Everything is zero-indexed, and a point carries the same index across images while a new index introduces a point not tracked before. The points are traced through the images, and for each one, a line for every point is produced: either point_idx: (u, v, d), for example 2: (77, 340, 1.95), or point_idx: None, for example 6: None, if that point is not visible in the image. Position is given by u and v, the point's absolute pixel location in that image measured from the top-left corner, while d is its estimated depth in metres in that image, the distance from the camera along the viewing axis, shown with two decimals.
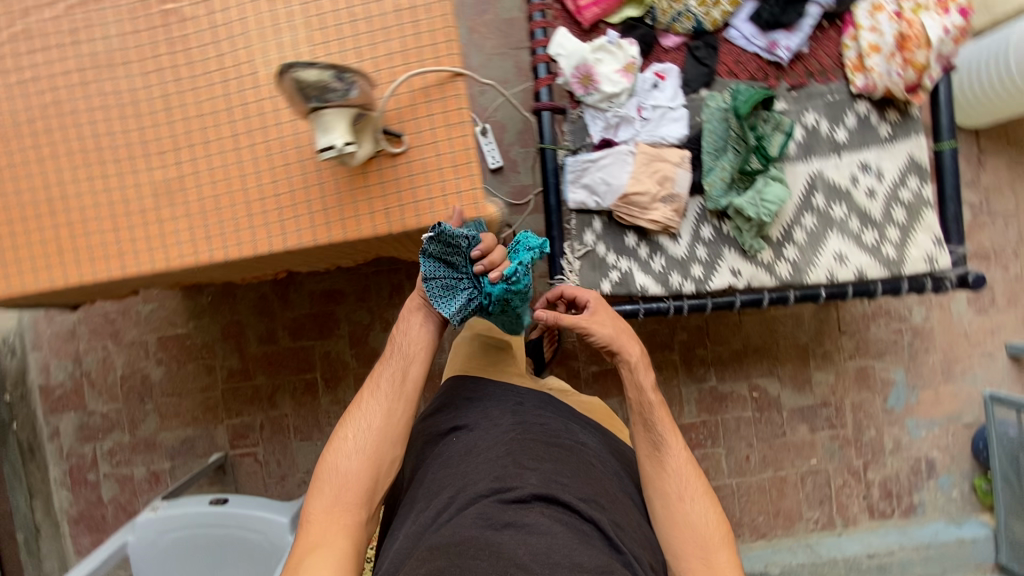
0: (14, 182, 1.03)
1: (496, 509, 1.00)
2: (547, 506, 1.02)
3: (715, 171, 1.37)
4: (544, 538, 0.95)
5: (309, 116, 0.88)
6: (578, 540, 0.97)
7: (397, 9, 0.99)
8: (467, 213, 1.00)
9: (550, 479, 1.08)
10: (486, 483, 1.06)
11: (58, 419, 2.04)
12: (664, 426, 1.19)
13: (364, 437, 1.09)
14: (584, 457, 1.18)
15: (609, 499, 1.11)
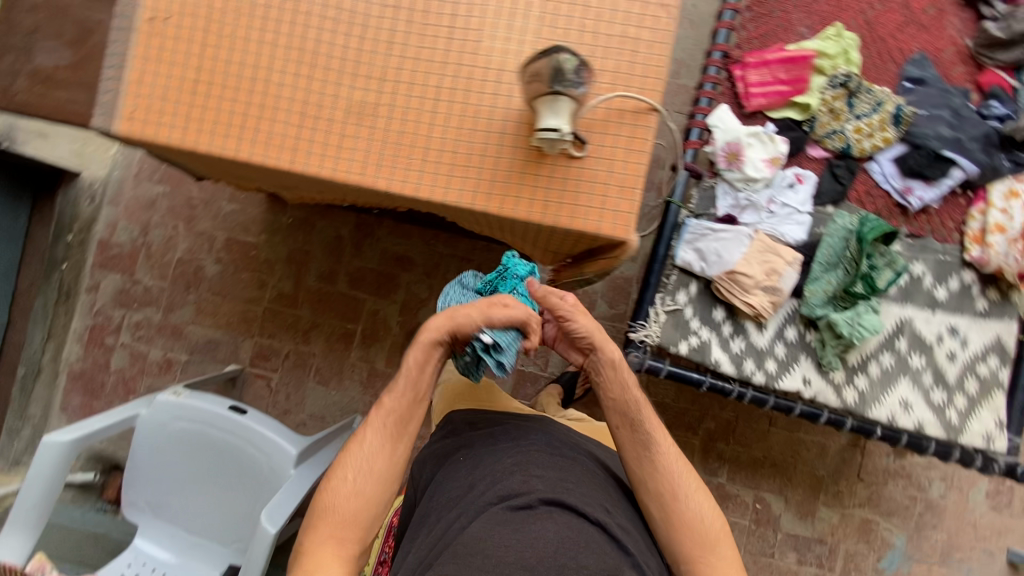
0: (227, 51, 1.09)
1: (502, 516, 1.03)
2: (555, 509, 1.05)
3: (820, 280, 1.43)
4: (553, 538, 0.99)
5: (545, 97, 0.91)
6: (585, 539, 1.01)
7: (624, 37, 1.07)
8: (617, 231, 1.05)
9: (555, 483, 1.10)
10: (493, 492, 1.09)
11: (103, 275, 2.05)
12: (651, 425, 1.21)
13: (362, 482, 1.10)
14: (580, 465, 1.21)
15: (610, 504, 1.15)
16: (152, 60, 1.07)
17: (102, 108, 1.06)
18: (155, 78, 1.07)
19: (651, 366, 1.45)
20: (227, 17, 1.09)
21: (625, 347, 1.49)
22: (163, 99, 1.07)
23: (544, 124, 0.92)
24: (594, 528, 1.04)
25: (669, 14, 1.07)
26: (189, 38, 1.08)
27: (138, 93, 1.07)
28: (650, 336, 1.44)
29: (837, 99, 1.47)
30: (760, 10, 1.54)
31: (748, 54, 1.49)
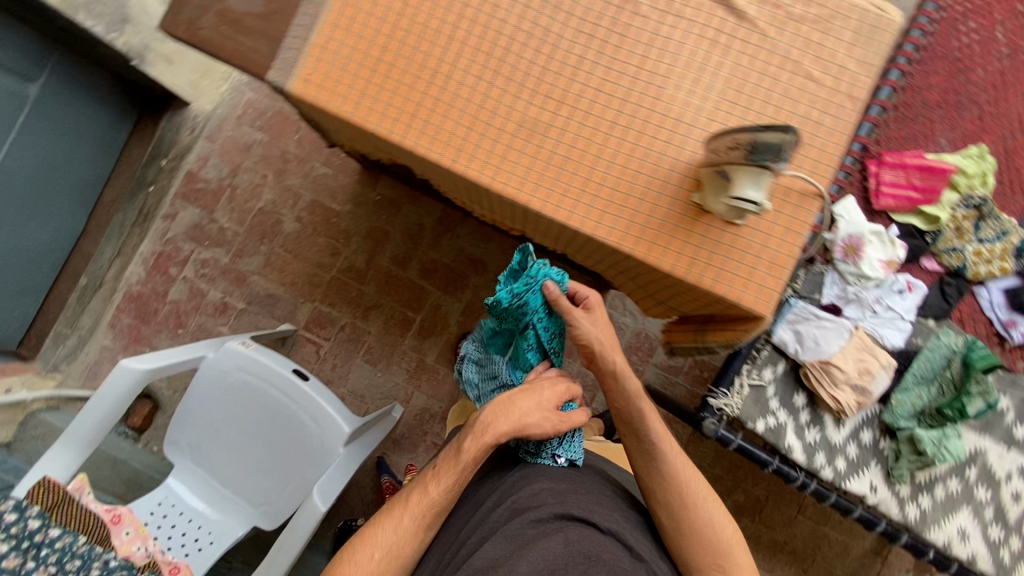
0: (414, 37, 1.07)
1: (513, 532, 1.12)
2: (564, 522, 1.13)
3: (910, 391, 1.42)
4: (561, 550, 1.07)
5: (753, 171, 0.87)
6: (593, 549, 1.09)
7: (806, 117, 1.07)
8: (756, 305, 1.04)
9: (560, 495, 1.18)
10: (504, 510, 1.18)
11: (182, 206, 2.04)
12: (655, 433, 1.26)
13: (389, 558, 1.14)
14: (585, 474, 1.28)
15: (620, 510, 1.23)
16: (341, 30, 1.06)
17: (281, 65, 1.06)
18: (339, 48, 1.07)
19: (722, 436, 1.44)
20: (422, 4, 1.08)
21: (698, 410, 1.47)
22: (342, 71, 1.07)
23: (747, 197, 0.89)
24: (601, 539, 1.12)
25: (855, 106, 1.07)
26: (381, 16, 1.07)
27: (320, 59, 1.06)
28: (729, 405, 1.43)
29: (965, 219, 1.47)
30: (907, 112, 1.53)
31: (887, 153, 1.49)
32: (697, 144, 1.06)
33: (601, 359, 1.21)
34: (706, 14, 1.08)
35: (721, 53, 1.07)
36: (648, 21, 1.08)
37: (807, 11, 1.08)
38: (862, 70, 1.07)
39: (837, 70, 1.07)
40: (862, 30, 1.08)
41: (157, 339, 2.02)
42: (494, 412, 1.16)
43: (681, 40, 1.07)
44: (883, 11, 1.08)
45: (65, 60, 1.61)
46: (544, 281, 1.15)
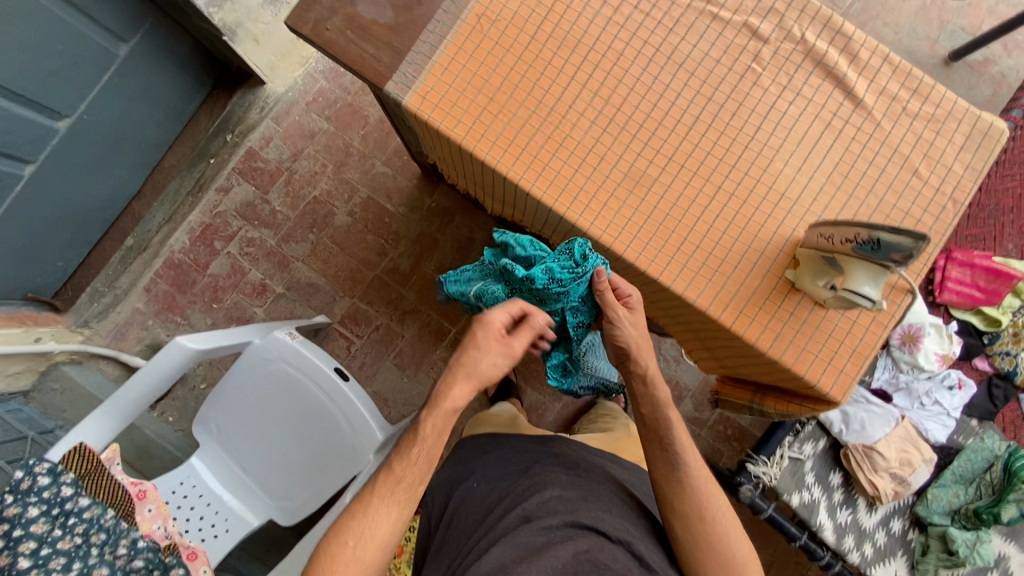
0: (536, 73, 1.07)
1: (521, 539, 1.02)
2: (571, 529, 1.03)
3: (946, 487, 1.43)
4: (568, 557, 0.97)
5: (873, 268, 0.87)
6: (602, 555, 0.99)
7: (907, 212, 1.08)
8: (834, 390, 1.04)
9: (567, 503, 1.10)
10: (512, 517, 1.09)
11: (237, 182, 2.04)
12: (680, 442, 1.11)
13: (366, 550, 0.95)
14: (591, 481, 1.18)
15: (632, 521, 1.11)
16: (466, 54, 1.07)
17: (402, 78, 1.07)
18: (460, 71, 1.07)
19: (755, 503, 1.43)
20: (549, 41, 1.08)
21: (735, 474, 1.45)
22: (459, 93, 1.07)
23: (863, 290, 0.90)
24: (610, 547, 1.02)
25: (956, 209, 1.08)
26: (506, 47, 1.08)
27: (441, 79, 1.07)
28: (768, 474, 1.42)
29: None
30: (979, 213, 1.58)
31: (958, 249, 1.51)
32: (797, 222, 1.07)
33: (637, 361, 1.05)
34: (823, 97, 1.09)
35: (833, 136, 1.09)
36: (766, 94, 1.09)
37: (922, 110, 1.10)
38: (968, 175, 1.09)
39: (943, 171, 1.09)
40: (973, 136, 1.09)
41: (190, 310, 2.00)
42: (447, 381, 0.93)
43: (795, 118, 1.09)
44: (995, 121, 1.10)
45: (158, 25, 1.60)
46: (594, 268, 1.01)
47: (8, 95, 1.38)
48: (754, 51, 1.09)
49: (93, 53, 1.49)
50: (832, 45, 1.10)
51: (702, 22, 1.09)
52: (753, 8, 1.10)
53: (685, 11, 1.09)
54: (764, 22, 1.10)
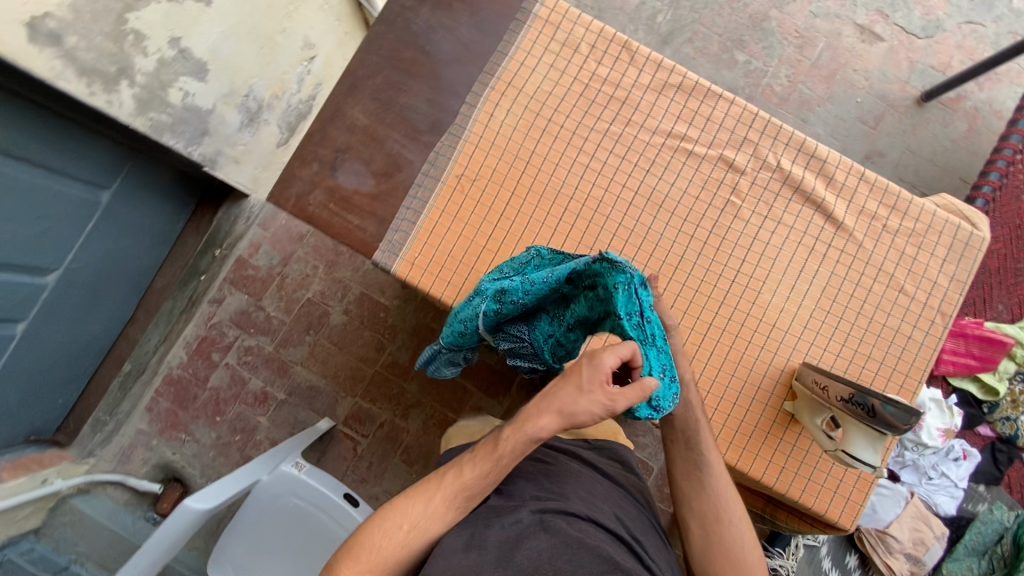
0: (521, 228, 1.10)
1: (497, 534, 0.89)
2: (547, 518, 0.93)
3: (960, 561, 1.46)
4: (546, 549, 0.87)
5: (873, 436, 0.86)
6: (583, 540, 0.90)
7: (897, 330, 1.10)
8: (843, 519, 1.05)
9: (540, 494, 0.99)
10: (483, 510, 0.96)
11: (229, 293, 2.07)
12: (708, 443, 0.97)
13: (417, 537, 0.88)
14: (570, 469, 1.09)
15: (619, 510, 1.04)
16: (449, 216, 1.09)
17: (389, 246, 1.08)
18: (446, 233, 1.09)
19: None
20: (530, 196, 1.10)
21: None
22: (448, 255, 1.08)
23: (859, 453, 0.89)
24: (593, 531, 0.93)
25: (945, 321, 1.10)
26: (489, 205, 1.10)
27: (428, 243, 1.08)
28: (785, 567, 1.43)
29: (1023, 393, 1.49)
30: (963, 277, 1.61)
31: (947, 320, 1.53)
32: (790, 353, 1.09)
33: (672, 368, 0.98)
34: (805, 224, 1.11)
35: (818, 261, 1.11)
36: (748, 225, 1.11)
37: (902, 226, 1.11)
38: (953, 287, 1.10)
39: (929, 285, 1.10)
40: (955, 246, 1.11)
41: (194, 425, 2.01)
42: (537, 405, 0.82)
43: (777, 246, 1.11)
44: (974, 228, 1.12)
45: (139, 164, 1.59)
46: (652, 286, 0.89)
47: None
48: (732, 183, 1.11)
49: (76, 206, 1.48)
50: (809, 171, 1.12)
51: (678, 161, 1.11)
52: (728, 140, 1.11)
53: (660, 151, 1.11)
54: (740, 154, 1.11)
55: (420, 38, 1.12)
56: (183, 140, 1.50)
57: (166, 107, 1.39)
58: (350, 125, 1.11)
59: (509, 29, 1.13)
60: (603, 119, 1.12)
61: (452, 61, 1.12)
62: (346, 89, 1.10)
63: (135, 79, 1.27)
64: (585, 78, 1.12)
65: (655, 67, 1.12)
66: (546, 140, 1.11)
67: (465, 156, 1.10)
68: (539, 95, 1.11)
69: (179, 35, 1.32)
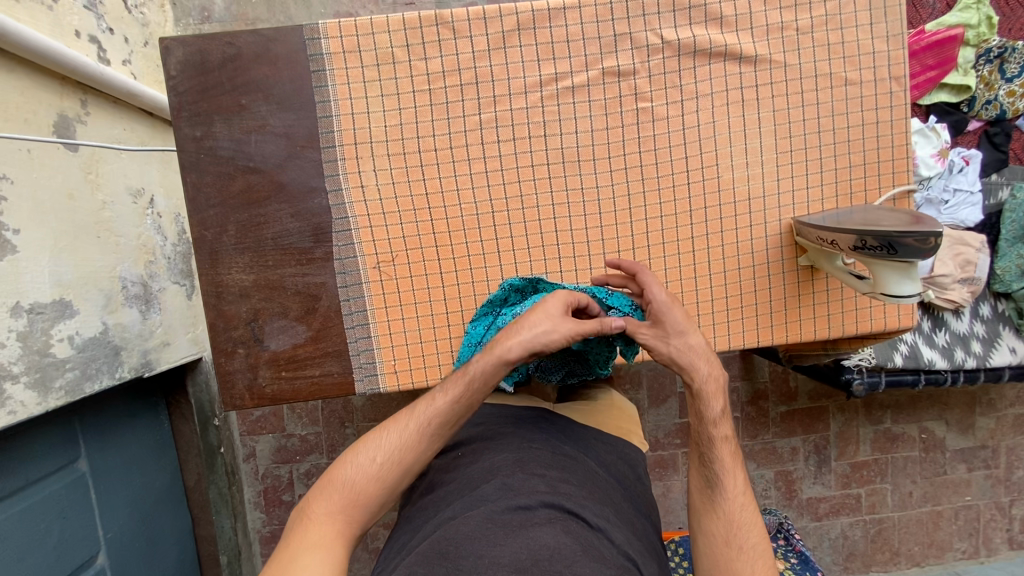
0: (467, 271, 1.01)
1: (495, 513, 0.80)
2: (559, 516, 0.80)
3: (1009, 256, 1.45)
4: (548, 545, 0.75)
5: (902, 271, 0.82)
6: (592, 548, 0.76)
7: (863, 123, 1.01)
8: (904, 322, 1.03)
9: (560, 486, 0.87)
10: (491, 485, 0.87)
11: (255, 440, 2.02)
12: (725, 461, 0.88)
13: (389, 470, 0.86)
14: (592, 468, 0.96)
15: (625, 523, 0.89)
16: (396, 310, 0.99)
17: (363, 371, 1.00)
18: (405, 324, 1.00)
19: (870, 383, 1.47)
20: (456, 238, 1.00)
21: (838, 374, 1.49)
22: (421, 343, 1.01)
23: (893, 292, 0.85)
24: (599, 541, 0.79)
25: (903, 85, 1.00)
26: (424, 271, 1.00)
27: (395, 344, 1.00)
28: (864, 358, 1.46)
29: (992, 73, 1.44)
30: None
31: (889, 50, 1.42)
32: (779, 212, 1.02)
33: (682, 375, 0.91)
34: (723, 81, 0.99)
35: (755, 110, 1.00)
36: (671, 121, 0.99)
37: (814, 17, 0.98)
38: (893, 46, 0.99)
39: (869, 59, 0.99)
40: (874, 2, 0.99)
41: None
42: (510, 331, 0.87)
43: (709, 120, 0.99)
44: None
45: (85, 417, 1.46)
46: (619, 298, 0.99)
47: None
48: (631, 91, 0.98)
49: (65, 497, 1.38)
50: (697, 26, 0.97)
51: (567, 105, 0.98)
52: (601, 50, 0.96)
53: (544, 107, 0.97)
54: (620, 58, 0.97)
55: (237, 159, 0.94)
56: (104, 374, 1.38)
57: (63, 365, 1.25)
58: (241, 291, 0.97)
59: (315, 86, 0.94)
60: (470, 114, 0.97)
61: (286, 159, 0.95)
62: (209, 261, 0.96)
63: (15, 372, 1.13)
64: (424, 85, 0.95)
65: (483, 24, 0.94)
66: (429, 174, 0.98)
67: (369, 244, 0.98)
68: (393, 135, 0.96)
69: (16, 300, 1.14)
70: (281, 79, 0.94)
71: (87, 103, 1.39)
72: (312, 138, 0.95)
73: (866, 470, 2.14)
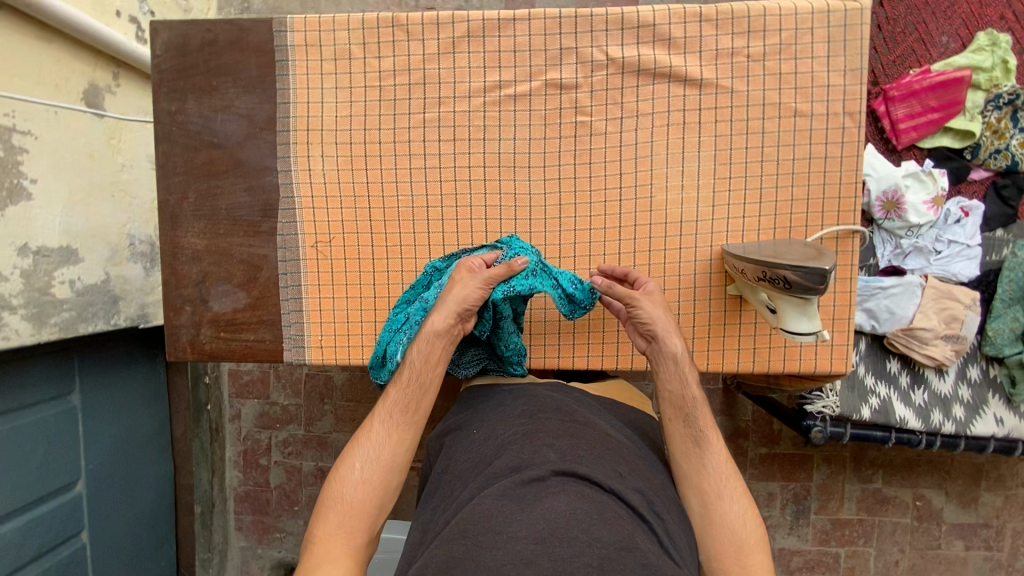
0: (399, 260, 1.06)
1: (508, 488, 0.77)
2: (572, 482, 0.78)
3: (1004, 317, 1.34)
4: (564, 513, 0.72)
5: (802, 304, 0.80)
6: (605, 511, 0.74)
7: (810, 156, 0.98)
8: (835, 365, 1.01)
9: (569, 453, 0.83)
10: (504, 459, 0.84)
11: (242, 403, 2.13)
12: (706, 421, 0.93)
13: (374, 469, 0.89)
14: (604, 431, 0.93)
15: (644, 481, 0.87)
16: (328, 289, 1.06)
17: (292, 341, 1.07)
18: (335, 304, 1.07)
19: (832, 433, 1.40)
20: (390, 230, 1.05)
21: (800, 419, 1.41)
22: (347, 324, 1.07)
23: (794, 327, 0.82)
24: (613, 503, 0.77)
25: (857, 121, 0.96)
26: (357, 255, 1.06)
27: (324, 321, 1.07)
28: (828, 406, 1.37)
29: (1001, 120, 1.33)
30: (893, 28, 1.41)
31: (891, 86, 1.37)
32: (711, 238, 1.01)
33: (664, 343, 0.93)
34: (665, 102, 0.99)
35: (696, 133, 0.99)
36: (609, 137, 1.01)
37: (768, 46, 0.97)
38: (850, 80, 0.96)
39: (822, 92, 0.97)
40: (834, 35, 0.96)
41: (281, 522, 2.12)
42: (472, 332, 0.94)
43: (648, 139, 1.00)
44: (846, 3, 0.95)
45: (85, 356, 1.59)
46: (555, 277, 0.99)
47: (24, 508, 1.45)
48: (573, 103, 1.00)
49: (53, 425, 1.51)
50: (644, 46, 0.98)
51: (508, 112, 1.01)
52: (546, 62, 0.99)
53: (486, 112, 1.01)
54: (564, 71, 0.99)
55: (203, 134, 1.05)
56: (100, 319, 1.52)
57: (61, 305, 1.40)
58: (193, 254, 1.07)
59: (277, 74, 1.03)
60: (415, 113, 1.02)
61: (246, 138, 1.04)
62: (170, 224, 1.06)
63: (14, 304, 1.27)
64: (375, 82, 1.02)
65: (436, 28, 1.00)
66: (371, 164, 1.04)
67: (309, 224, 1.05)
68: (342, 125, 1.03)
69: (24, 242, 1.30)
70: (249, 65, 1.03)
71: (119, 75, 1.56)
72: (270, 122, 1.04)
73: (849, 529, 1.97)
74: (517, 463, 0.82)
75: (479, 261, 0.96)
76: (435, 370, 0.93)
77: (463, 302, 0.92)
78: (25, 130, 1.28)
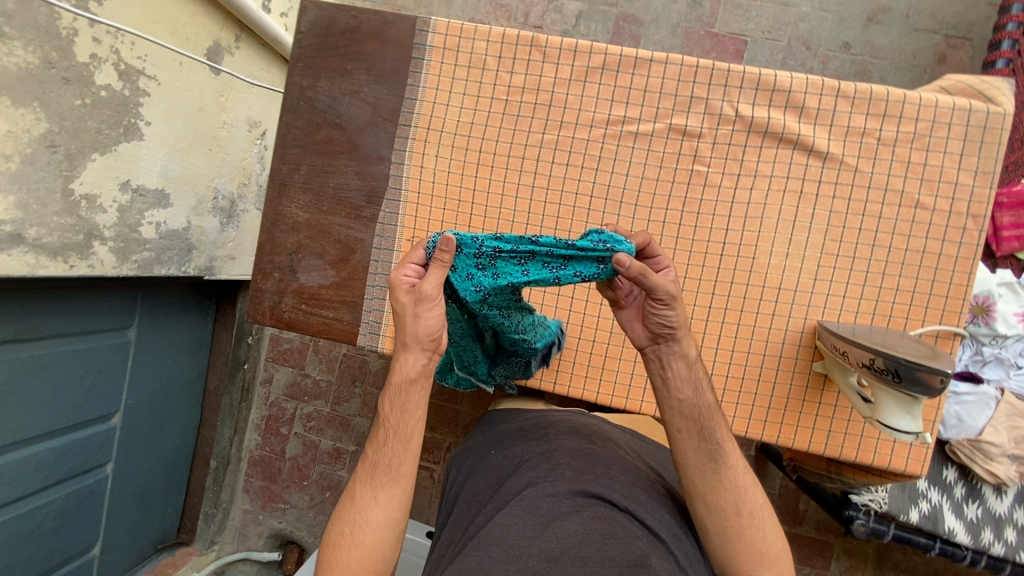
0: None
1: (525, 500, 0.76)
2: (586, 501, 0.76)
3: None
4: (578, 532, 0.71)
5: (912, 400, 0.77)
6: (620, 532, 0.71)
7: (924, 250, 0.96)
8: (911, 467, 0.98)
9: (584, 470, 0.82)
10: (518, 476, 0.84)
11: (275, 369, 2.16)
12: (723, 430, 0.86)
13: (364, 531, 0.85)
14: (618, 453, 0.91)
15: (664, 505, 0.85)
16: None
17: (368, 328, 1.09)
18: None
19: (875, 530, 1.35)
20: None
21: (842, 508, 1.37)
22: None
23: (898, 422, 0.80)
24: (629, 524, 0.74)
25: (980, 224, 0.95)
26: None
27: None
28: (875, 500, 1.33)
29: None
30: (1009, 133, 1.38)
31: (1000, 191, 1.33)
32: (808, 310, 0.99)
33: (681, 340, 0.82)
34: (786, 168, 0.98)
35: (811, 204, 0.98)
36: (721, 189, 1.00)
37: (900, 132, 0.96)
38: (979, 182, 0.95)
39: (948, 188, 0.95)
40: (970, 135, 0.94)
41: (287, 493, 2.13)
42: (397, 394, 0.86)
43: (761, 201, 0.99)
44: (989, 106, 0.94)
45: (149, 296, 1.64)
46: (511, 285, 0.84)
47: (64, 430, 1.49)
48: (691, 151, 1.00)
49: (107, 355, 1.55)
50: (775, 109, 0.98)
51: (625, 148, 1.02)
52: (673, 107, 1.00)
53: (604, 144, 1.02)
54: (690, 118, 1.00)
55: (328, 113, 1.08)
56: (173, 264, 1.57)
57: (144, 244, 1.44)
58: (293, 225, 1.10)
59: (410, 69, 1.06)
60: (534, 131, 1.04)
61: (367, 124, 1.07)
62: (278, 191, 1.10)
63: (105, 235, 1.32)
64: (502, 95, 1.04)
65: (572, 54, 1.01)
66: (481, 172, 1.06)
67: (410, 219, 1.07)
68: (462, 130, 1.05)
69: (127, 178, 1.34)
70: (385, 56, 1.06)
71: (240, 39, 1.62)
72: (393, 114, 1.06)
73: None
74: (530, 480, 0.82)
75: (412, 267, 0.84)
76: (414, 418, 0.86)
77: (427, 334, 0.82)
78: (151, 74, 1.34)
